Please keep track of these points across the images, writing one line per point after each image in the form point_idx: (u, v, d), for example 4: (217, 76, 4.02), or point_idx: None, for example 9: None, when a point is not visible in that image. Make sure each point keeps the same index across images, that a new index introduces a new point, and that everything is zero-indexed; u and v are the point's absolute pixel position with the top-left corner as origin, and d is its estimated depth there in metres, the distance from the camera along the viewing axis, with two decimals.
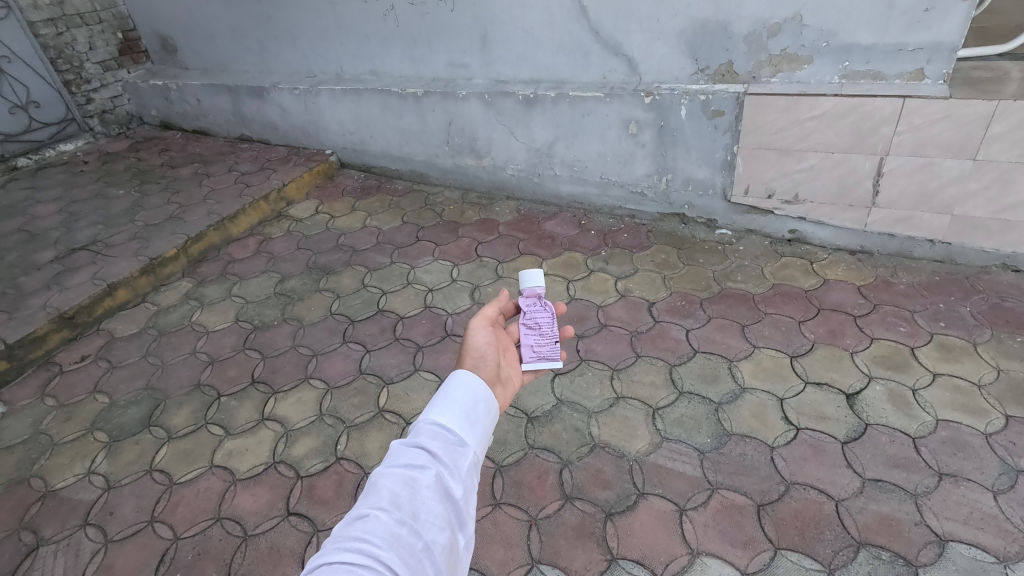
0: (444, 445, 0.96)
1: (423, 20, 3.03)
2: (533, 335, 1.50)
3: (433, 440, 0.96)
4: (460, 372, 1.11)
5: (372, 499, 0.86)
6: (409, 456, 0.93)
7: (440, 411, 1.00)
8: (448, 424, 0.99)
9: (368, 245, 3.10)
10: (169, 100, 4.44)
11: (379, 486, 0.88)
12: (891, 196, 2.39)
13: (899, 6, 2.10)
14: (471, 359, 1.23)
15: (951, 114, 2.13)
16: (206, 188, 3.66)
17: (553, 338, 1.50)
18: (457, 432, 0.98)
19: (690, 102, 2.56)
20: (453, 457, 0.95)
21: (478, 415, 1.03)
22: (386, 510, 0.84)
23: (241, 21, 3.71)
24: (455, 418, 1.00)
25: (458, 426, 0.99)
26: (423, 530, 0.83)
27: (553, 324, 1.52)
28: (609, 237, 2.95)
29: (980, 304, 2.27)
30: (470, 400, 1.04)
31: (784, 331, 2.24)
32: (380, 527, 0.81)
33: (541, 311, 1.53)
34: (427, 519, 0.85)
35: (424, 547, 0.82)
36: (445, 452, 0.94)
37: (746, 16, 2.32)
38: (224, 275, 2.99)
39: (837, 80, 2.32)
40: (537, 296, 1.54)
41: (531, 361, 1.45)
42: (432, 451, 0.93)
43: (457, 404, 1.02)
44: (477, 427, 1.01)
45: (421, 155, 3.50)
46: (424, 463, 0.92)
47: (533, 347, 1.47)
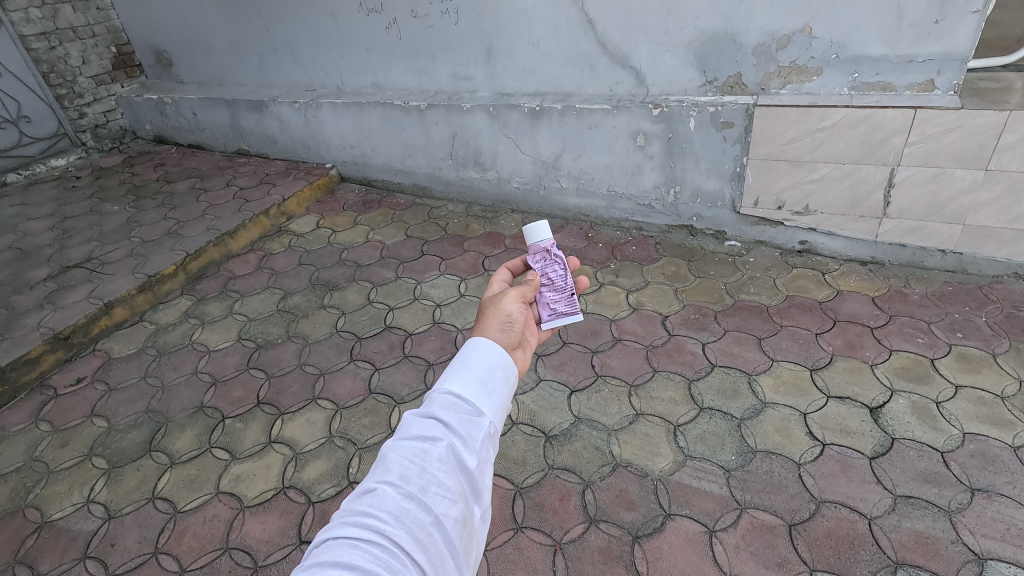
0: (460, 412, 0.82)
1: (426, 32, 3.01)
2: (547, 290, 1.31)
3: (447, 409, 0.82)
4: (477, 337, 0.94)
5: (378, 472, 0.74)
6: (420, 424, 0.80)
7: (456, 376, 0.85)
8: (464, 390, 0.84)
9: (372, 260, 3.05)
10: (164, 114, 4.37)
11: (386, 457, 0.76)
12: (903, 206, 2.38)
13: (909, 18, 2.10)
14: (496, 323, 1.03)
15: (963, 124, 2.13)
16: (204, 202, 3.59)
17: (569, 292, 1.32)
18: (475, 398, 0.83)
19: (699, 114, 2.54)
20: (470, 424, 0.81)
21: (498, 380, 0.87)
22: (393, 483, 0.72)
23: (239, 34, 3.67)
24: (473, 383, 0.85)
25: (477, 391, 0.84)
26: (433, 503, 0.71)
27: (567, 276, 1.34)
28: (618, 250, 2.92)
29: (996, 314, 2.26)
30: (490, 364, 0.88)
31: (802, 344, 2.21)
32: (386, 501, 0.69)
33: (553, 264, 1.35)
34: (438, 491, 0.73)
35: (435, 522, 0.70)
36: (460, 419, 0.81)
37: (755, 27, 2.32)
38: (225, 293, 2.92)
39: (847, 91, 2.32)
40: (546, 250, 1.36)
41: (551, 320, 1.28)
42: (445, 419, 0.80)
43: (475, 369, 0.87)
44: (497, 393, 0.86)
45: (423, 168, 3.46)
46: (436, 432, 0.78)
47: (550, 304, 1.29)
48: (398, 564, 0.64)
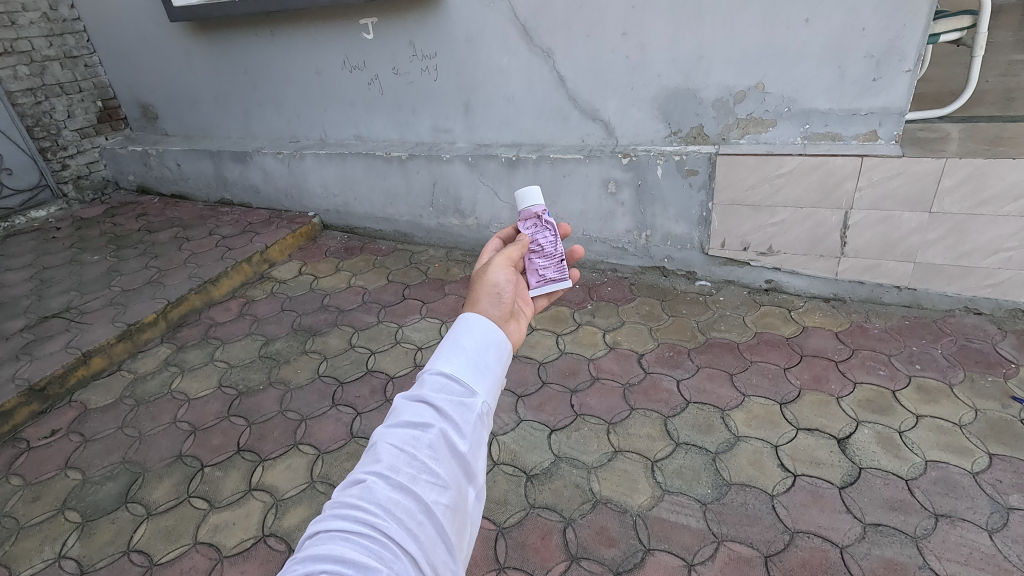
0: (450, 395, 0.84)
1: (407, 89, 3.18)
2: (537, 257, 1.40)
3: (438, 393, 0.84)
4: (469, 314, 0.96)
5: (369, 461, 0.77)
6: (410, 410, 0.82)
7: (447, 357, 0.87)
8: (455, 372, 0.86)
9: (354, 305, 3.10)
10: (148, 165, 4.45)
11: (377, 445, 0.79)
12: (859, 246, 2.53)
13: (851, 76, 2.32)
14: (485, 296, 1.05)
15: (906, 170, 2.31)
16: (186, 251, 3.63)
17: (558, 258, 1.41)
18: (466, 381, 0.85)
19: (666, 162, 2.70)
20: (461, 408, 0.83)
21: (489, 360, 0.89)
22: (383, 474, 0.75)
23: (226, 90, 3.81)
24: (463, 367, 0.87)
25: (467, 374, 0.86)
26: (424, 491, 0.75)
27: (556, 242, 1.42)
28: (594, 291, 3.02)
29: (950, 346, 2.39)
30: (480, 345, 0.90)
31: (771, 378, 2.30)
32: (376, 491, 0.73)
33: (543, 230, 1.43)
34: (429, 480, 0.76)
35: (425, 510, 0.73)
36: (450, 404, 0.83)
37: (713, 83, 2.52)
38: (206, 340, 2.93)
39: (800, 141, 2.51)
40: (535, 216, 1.43)
41: (539, 286, 1.38)
42: (435, 404, 0.82)
43: (466, 351, 0.89)
44: (488, 374, 0.88)
45: (405, 215, 3.57)
46: (426, 418, 0.81)
47: (539, 271, 1.39)
48: (388, 554, 0.68)
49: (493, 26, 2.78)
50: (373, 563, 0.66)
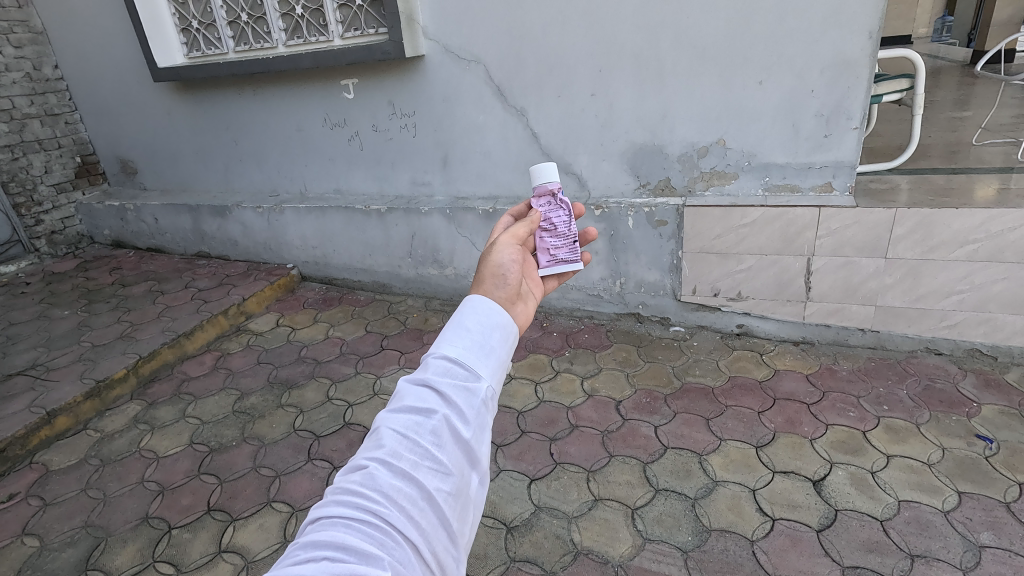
0: (454, 379, 0.77)
1: (386, 145, 3.29)
2: (548, 236, 1.27)
3: (441, 377, 0.77)
4: (475, 296, 0.87)
5: (370, 447, 0.73)
6: (413, 394, 0.77)
7: (451, 339, 0.80)
8: (459, 354, 0.79)
9: (332, 356, 3.08)
10: (125, 220, 4.44)
11: (379, 430, 0.75)
12: (822, 291, 2.64)
13: (804, 132, 2.49)
14: (488, 279, 0.93)
15: (861, 219, 2.45)
16: (160, 305, 3.59)
17: (571, 239, 1.28)
18: (470, 363, 0.78)
19: (636, 213, 2.82)
20: (465, 392, 0.76)
21: (495, 342, 0.81)
22: (385, 460, 0.71)
23: (207, 145, 3.88)
24: (468, 348, 0.79)
25: (472, 356, 0.79)
26: (425, 478, 0.70)
27: (571, 223, 1.29)
28: (571, 339, 3.06)
29: (915, 386, 2.47)
30: (486, 326, 0.82)
31: (746, 422, 2.34)
32: (376, 477, 0.69)
33: (556, 208, 1.30)
34: (431, 466, 0.71)
35: (427, 497, 0.69)
36: (454, 388, 0.76)
37: (678, 140, 2.67)
38: (177, 396, 2.87)
39: (761, 193, 2.65)
40: (549, 194, 1.31)
41: (548, 265, 1.23)
42: (438, 388, 0.76)
43: (471, 333, 0.81)
44: (495, 356, 0.80)
45: (383, 266, 3.60)
46: (429, 403, 0.75)
47: (550, 250, 1.25)
48: (389, 542, 0.64)
49: (469, 86, 2.93)
50: (373, 551, 0.63)
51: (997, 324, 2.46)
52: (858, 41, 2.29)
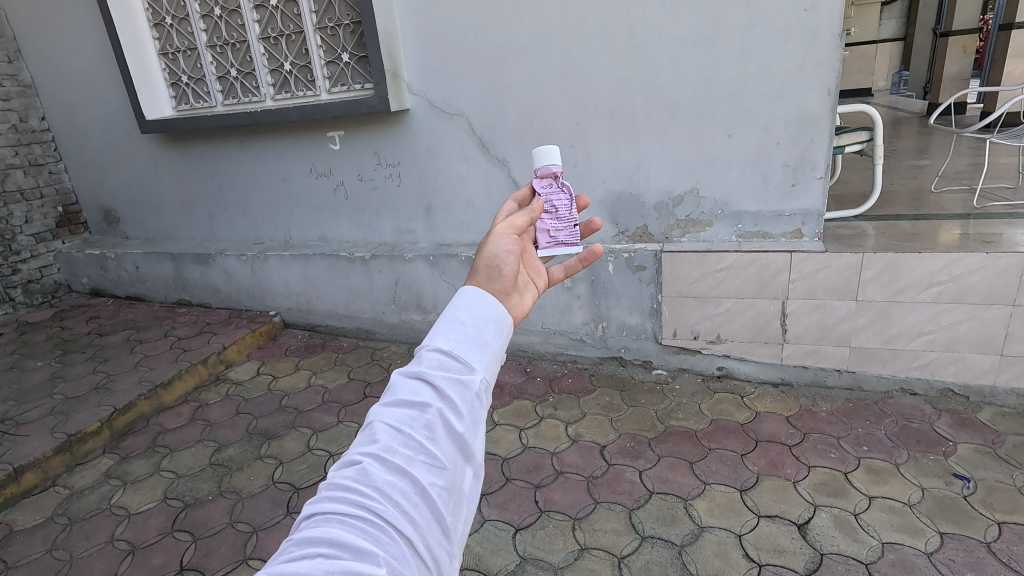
0: (447, 372, 0.75)
1: (371, 194, 3.36)
2: (548, 219, 1.29)
3: (435, 370, 0.75)
4: (469, 288, 0.84)
5: (364, 441, 0.72)
6: (406, 388, 0.74)
7: (444, 331, 0.78)
8: (452, 346, 0.76)
9: (313, 405, 3.04)
10: (104, 268, 4.41)
11: (373, 425, 0.73)
12: (798, 332, 2.71)
13: (772, 182, 2.62)
14: (483, 271, 0.88)
15: (831, 263, 2.54)
16: (138, 354, 3.53)
17: (571, 222, 1.30)
18: (463, 356, 0.75)
19: (616, 259, 2.89)
20: (459, 386, 0.74)
21: (490, 333, 0.79)
22: (378, 456, 0.69)
23: (192, 194, 3.91)
24: (462, 340, 0.77)
25: (465, 349, 0.76)
26: (419, 473, 0.69)
27: (572, 207, 1.30)
28: (555, 384, 3.07)
29: (893, 426, 2.51)
30: (480, 318, 0.80)
31: (730, 465, 2.35)
32: (370, 473, 0.68)
33: (559, 192, 1.30)
34: (424, 462, 0.69)
35: (421, 492, 0.68)
36: (448, 381, 0.74)
37: (653, 188, 2.78)
38: (153, 448, 2.79)
39: (735, 238, 2.74)
40: (552, 176, 1.29)
41: (547, 247, 1.27)
42: (432, 382, 0.74)
43: (464, 325, 0.78)
44: (490, 347, 0.78)
45: (367, 312, 3.61)
46: (423, 397, 0.73)
47: (550, 232, 1.28)
48: (384, 538, 0.64)
49: (452, 138, 3.03)
50: (367, 548, 0.62)
51: (966, 364, 2.54)
52: (818, 97, 2.44)
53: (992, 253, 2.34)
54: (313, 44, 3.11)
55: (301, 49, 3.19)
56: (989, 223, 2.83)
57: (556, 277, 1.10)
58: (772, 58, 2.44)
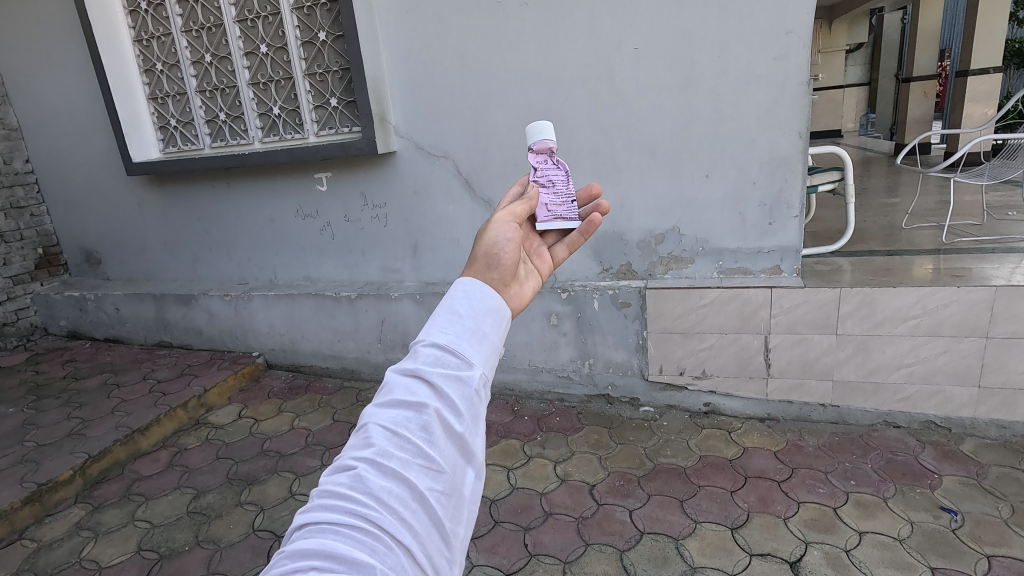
0: (445, 368, 0.75)
1: (357, 234, 3.38)
2: (545, 193, 1.21)
3: (432, 367, 0.75)
4: (467, 280, 0.84)
5: (359, 445, 0.72)
6: (402, 387, 0.75)
7: (441, 327, 0.78)
8: (449, 342, 0.76)
9: (296, 448, 2.97)
10: (83, 310, 4.34)
11: (368, 427, 0.73)
12: (782, 366, 2.74)
13: (751, 220, 2.70)
14: (481, 259, 0.89)
15: (810, 298, 2.60)
16: (115, 398, 3.44)
17: (569, 198, 1.23)
18: (461, 351, 0.76)
19: (601, 296, 2.93)
20: (457, 383, 0.74)
21: (487, 327, 0.79)
22: (374, 460, 0.69)
23: (176, 235, 3.90)
24: (458, 335, 0.77)
25: (462, 343, 0.76)
26: (416, 478, 0.69)
27: (569, 182, 1.24)
28: (543, 422, 3.04)
29: (879, 460, 2.52)
30: (478, 310, 0.80)
31: (719, 503, 2.33)
32: (365, 479, 0.68)
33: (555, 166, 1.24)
34: (422, 465, 0.70)
35: (420, 497, 0.68)
36: (445, 379, 0.74)
37: (636, 227, 2.85)
38: (127, 497, 2.69)
39: (716, 275, 2.81)
40: (548, 151, 1.23)
41: (546, 220, 1.18)
42: (429, 379, 0.74)
43: (461, 319, 0.79)
44: (487, 341, 0.78)
45: (352, 352, 3.57)
46: (419, 397, 0.73)
47: (548, 206, 1.20)
48: (381, 547, 0.64)
49: (438, 179, 3.09)
50: (364, 558, 0.63)
51: (946, 396, 2.58)
52: (790, 140, 2.56)
53: (963, 287, 2.42)
54: (302, 89, 3.19)
55: (290, 94, 3.27)
56: (959, 258, 2.93)
57: (561, 258, 1.11)
58: (745, 103, 2.56)
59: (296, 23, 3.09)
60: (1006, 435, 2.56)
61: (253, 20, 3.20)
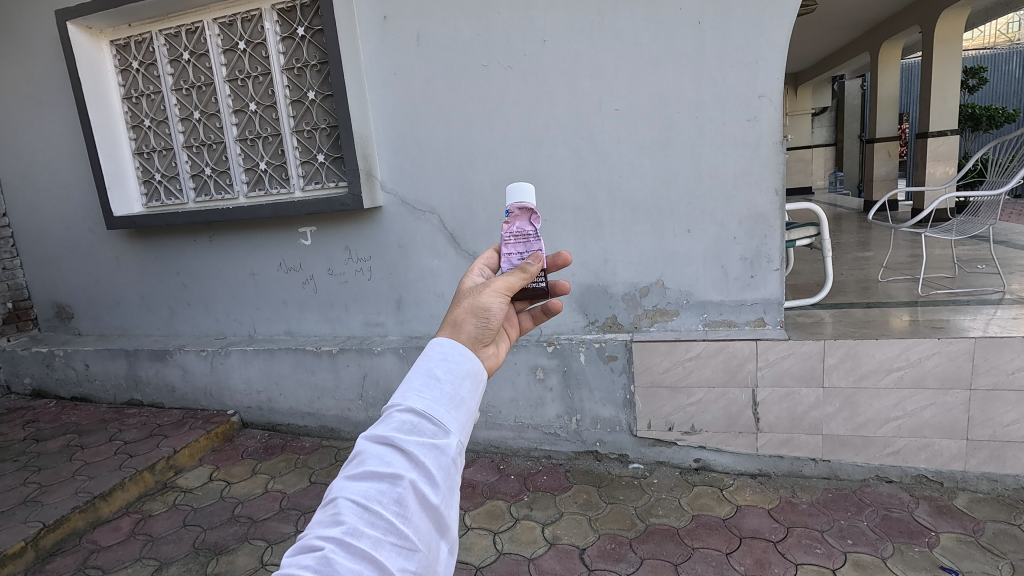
0: (421, 436, 0.72)
1: (340, 287, 3.35)
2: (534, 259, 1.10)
3: (406, 435, 0.72)
4: (443, 339, 0.81)
5: (327, 521, 0.69)
6: (375, 457, 0.72)
7: (416, 391, 0.75)
8: (424, 408, 0.73)
9: (270, 513, 2.82)
10: (50, 367, 4.17)
11: (336, 501, 0.70)
12: (771, 421, 2.71)
13: (733, 272, 2.75)
14: (466, 315, 0.84)
15: (795, 351, 2.61)
16: (77, 461, 3.26)
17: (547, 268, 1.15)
18: (437, 418, 0.73)
19: (587, 349, 2.90)
20: (433, 452, 0.71)
21: (464, 392, 0.76)
22: (343, 540, 0.67)
23: (153, 288, 3.82)
24: (435, 400, 0.74)
25: (440, 409, 0.73)
26: (387, 559, 0.66)
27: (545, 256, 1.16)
28: (529, 481, 2.94)
29: (874, 517, 2.46)
30: (455, 373, 0.77)
31: (715, 566, 2.25)
32: (332, 561, 0.65)
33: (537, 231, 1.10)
34: (394, 544, 0.67)
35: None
36: (421, 447, 0.71)
37: (621, 280, 2.87)
38: (83, 571, 2.50)
39: (701, 327, 2.82)
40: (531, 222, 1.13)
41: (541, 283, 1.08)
42: (403, 449, 0.71)
43: (438, 382, 0.76)
44: (464, 407, 0.75)
45: (331, 409, 3.46)
46: (393, 468, 0.70)
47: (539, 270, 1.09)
48: None
49: (424, 234, 3.10)
50: None
51: (936, 450, 2.56)
52: (767, 197, 2.64)
53: (944, 339, 2.45)
54: (289, 145, 3.23)
55: (277, 150, 3.31)
56: (935, 310, 2.99)
57: (527, 327, 1.12)
58: (722, 162, 2.65)
59: (286, 83, 3.17)
60: (999, 488, 2.54)
61: (243, 80, 3.28)
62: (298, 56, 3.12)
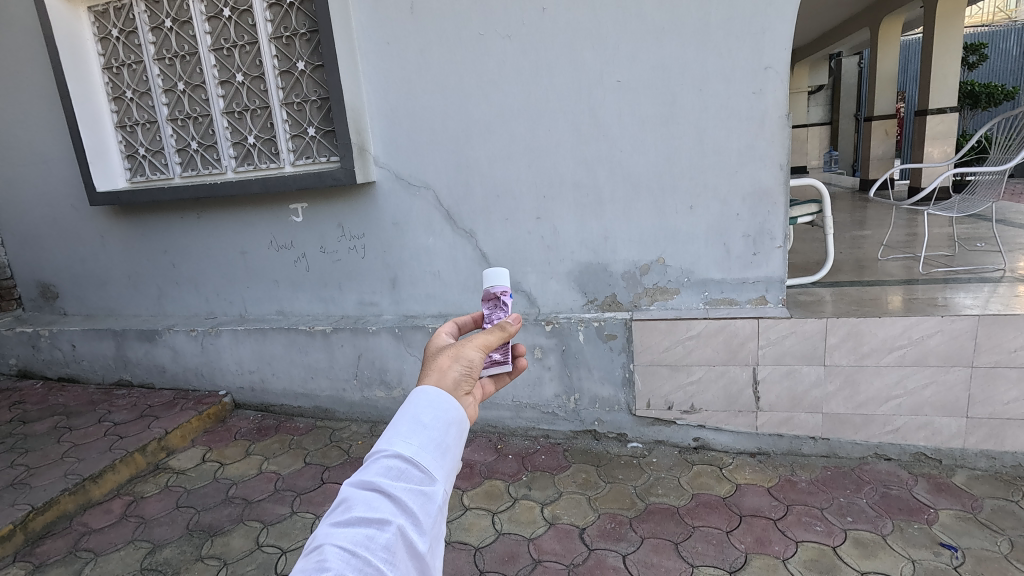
0: (409, 482, 0.70)
1: (333, 266, 3.27)
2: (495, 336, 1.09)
3: (394, 481, 0.70)
4: (429, 387, 0.80)
5: (310, 568, 0.63)
6: (361, 502, 0.69)
7: (402, 436, 0.74)
8: (412, 453, 0.72)
9: (264, 494, 2.78)
10: (36, 347, 4.08)
11: (320, 548, 0.65)
12: (771, 400, 2.69)
13: (735, 250, 2.70)
14: (452, 366, 0.85)
15: (797, 329, 2.58)
16: (66, 443, 3.19)
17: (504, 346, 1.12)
18: (426, 464, 0.72)
19: (586, 328, 2.86)
20: (420, 498, 0.70)
21: (450, 439, 0.76)
22: None
23: (140, 267, 3.72)
24: (423, 445, 0.73)
25: (428, 455, 0.72)
26: None
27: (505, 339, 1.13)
28: (527, 461, 2.91)
29: (873, 495, 2.46)
30: (442, 419, 0.76)
31: (715, 545, 2.24)
32: None
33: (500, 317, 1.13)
34: None
35: None
36: (409, 492, 0.70)
37: (621, 259, 2.82)
38: (73, 554, 2.46)
39: (702, 305, 2.78)
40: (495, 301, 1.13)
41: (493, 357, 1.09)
42: (391, 494, 0.69)
43: (425, 428, 0.75)
44: (450, 455, 0.75)
45: (325, 390, 3.41)
46: (382, 513, 0.68)
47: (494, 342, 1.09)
48: None
49: (418, 212, 3.02)
50: None
51: (935, 428, 2.56)
52: (771, 173, 2.57)
53: (947, 317, 2.42)
54: (279, 118, 3.12)
55: (266, 123, 3.19)
56: (936, 288, 2.97)
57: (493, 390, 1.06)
58: (725, 138, 2.58)
59: (275, 52, 3.05)
60: (997, 465, 2.54)
61: (229, 49, 3.14)
62: (286, 24, 2.99)
